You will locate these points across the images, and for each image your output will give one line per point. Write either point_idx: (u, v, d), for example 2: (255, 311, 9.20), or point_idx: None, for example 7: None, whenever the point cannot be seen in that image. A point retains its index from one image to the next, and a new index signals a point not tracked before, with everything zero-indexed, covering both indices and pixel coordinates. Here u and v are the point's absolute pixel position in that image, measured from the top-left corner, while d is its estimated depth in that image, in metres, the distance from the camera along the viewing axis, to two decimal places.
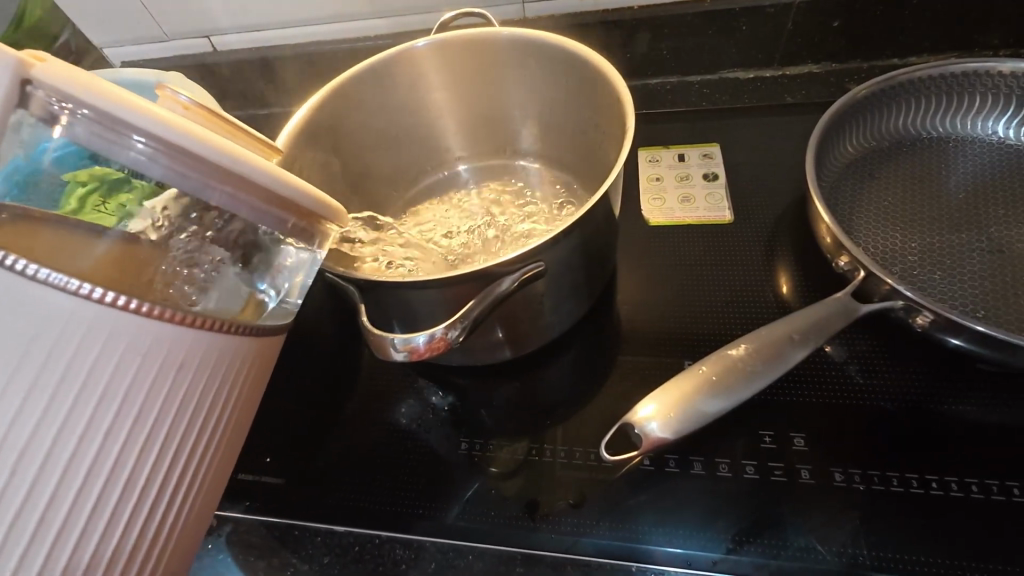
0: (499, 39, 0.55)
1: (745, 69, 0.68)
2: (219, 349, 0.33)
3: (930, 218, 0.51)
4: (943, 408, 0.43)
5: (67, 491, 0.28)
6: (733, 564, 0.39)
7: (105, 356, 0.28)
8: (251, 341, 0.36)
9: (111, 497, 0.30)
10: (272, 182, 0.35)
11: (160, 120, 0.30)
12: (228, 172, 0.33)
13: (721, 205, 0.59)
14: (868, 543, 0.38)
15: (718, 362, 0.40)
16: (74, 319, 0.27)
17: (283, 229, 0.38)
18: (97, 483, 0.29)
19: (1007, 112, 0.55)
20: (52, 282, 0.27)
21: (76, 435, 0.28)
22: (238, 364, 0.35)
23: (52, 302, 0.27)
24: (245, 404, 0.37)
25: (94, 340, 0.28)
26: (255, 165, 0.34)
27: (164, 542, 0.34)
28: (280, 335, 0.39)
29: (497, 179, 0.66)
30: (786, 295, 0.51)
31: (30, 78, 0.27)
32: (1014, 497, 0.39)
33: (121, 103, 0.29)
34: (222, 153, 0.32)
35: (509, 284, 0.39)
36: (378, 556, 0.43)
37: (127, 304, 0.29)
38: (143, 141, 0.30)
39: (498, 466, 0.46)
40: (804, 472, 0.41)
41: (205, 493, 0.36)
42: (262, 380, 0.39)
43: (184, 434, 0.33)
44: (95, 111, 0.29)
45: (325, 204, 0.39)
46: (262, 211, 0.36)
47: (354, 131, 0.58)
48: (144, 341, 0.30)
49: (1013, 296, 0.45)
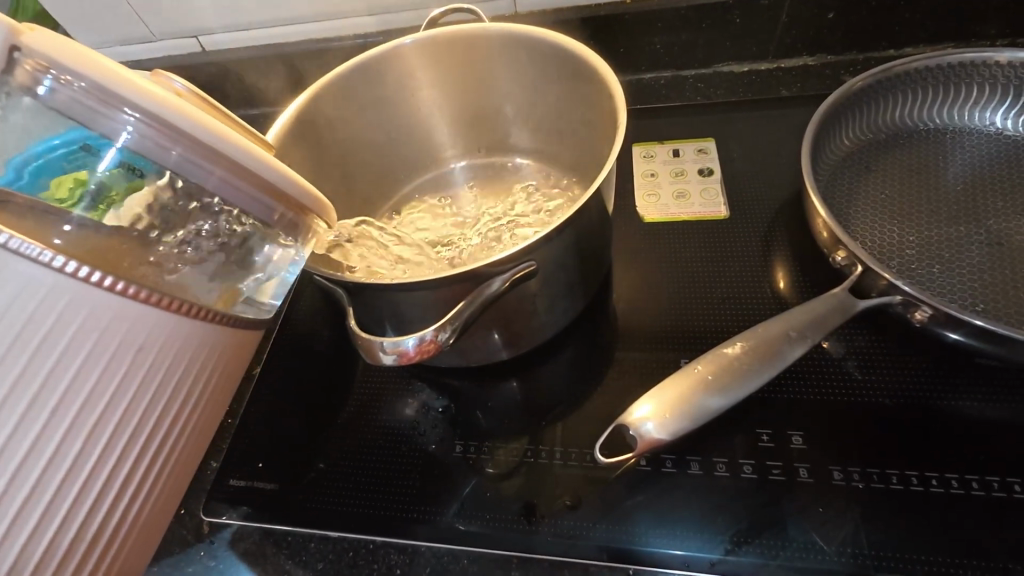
0: (489, 35, 0.54)
1: (740, 62, 0.67)
2: (188, 330, 0.35)
3: (928, 211, 0.50)
4: (943, 404, 0.43)
5: (57, 447, 0.31)
6: (731, 565, 0.38)
7: (77, 322, 0.31)
8: (230, 330, 0.38)
9: (95, 455, 0.33)
10: (252, 164, 0.34)
11: (141, 89, 0.31)
12: (208, 149, 0.33)
13: (716, 200, 0.58)
14: (868, 541, 0.38)
15: (714, 362, 0.39)
16: (49, 287, 0.30)
17: (270, 219, 0.37)
18: (83, 442, 0.32)
19: (1005, 102, 0.54)
20: (37, 258, 0.29)
21: (64, 397, 0.31)
22: (216, 348, 0.38)
23: (30, 271, 0.29)
24: (220, 387, 0.40)
25: (66, 308, 0.30)
26: (235, 144, 0.33)
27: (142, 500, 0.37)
28: (259, 331, 0.41)
29: (491, 176, 0.65)
30: (783, 290, 0.51)
31: (19, 45, 0.30)
32: (1015, 493, 0.38)
33: (105, 71, 0.30)
34: (200, 125, 0.32)
35: (499, 284, 0.39)
36: (372, 562, 0.42)
37: (108, 284, 0.31)
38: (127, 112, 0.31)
39: (493, 468, 0.45)
40: (802, 470, 0.41)
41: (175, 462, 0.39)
42: (241, 366, 0.41)
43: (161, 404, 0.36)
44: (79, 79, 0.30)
45: (310, 195, 0.37)
46: (245, 198, 0.35)
47: (343, 130, 0.57)
48: (114, 314, 0.32)
49: (1013, 289, 0.45)
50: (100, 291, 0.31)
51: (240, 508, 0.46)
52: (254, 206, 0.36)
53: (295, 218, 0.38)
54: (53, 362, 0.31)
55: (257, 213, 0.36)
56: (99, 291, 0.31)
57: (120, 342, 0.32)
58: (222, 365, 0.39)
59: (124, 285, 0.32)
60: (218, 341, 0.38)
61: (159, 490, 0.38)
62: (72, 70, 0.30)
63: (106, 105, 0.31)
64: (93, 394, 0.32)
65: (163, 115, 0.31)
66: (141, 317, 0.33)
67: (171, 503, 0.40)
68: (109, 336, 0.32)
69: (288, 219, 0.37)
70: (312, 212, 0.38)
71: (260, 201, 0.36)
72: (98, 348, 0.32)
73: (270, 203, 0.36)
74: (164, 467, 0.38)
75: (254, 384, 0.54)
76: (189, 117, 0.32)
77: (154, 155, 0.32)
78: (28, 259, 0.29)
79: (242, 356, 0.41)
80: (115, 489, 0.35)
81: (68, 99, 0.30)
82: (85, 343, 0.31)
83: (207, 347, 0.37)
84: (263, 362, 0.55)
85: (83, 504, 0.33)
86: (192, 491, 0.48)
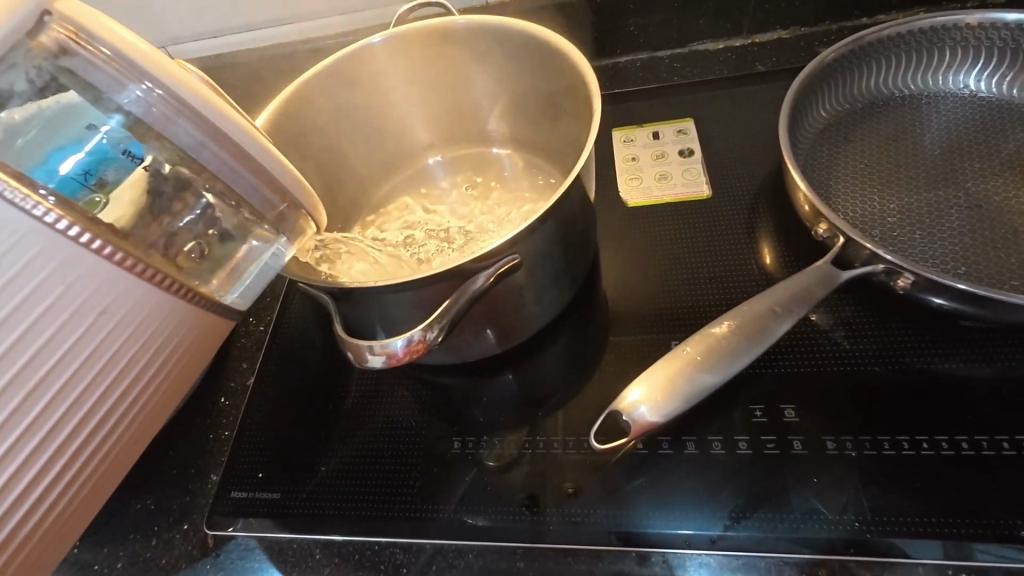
0: (457, 27, 0.53)
1: (714, 40, 0.67)
2: (158, 300, 0.34)
3: (907, 178, 0.50)
4: (931, 368, 0.43)
5: (26, 402, 0.30)
6: (731, 540, 0.38)
7: (47, 274, 0.29)
8: (204, 315, 0.37)
9: (60, 413, 0.32)
10: (255, 151, 0.36)
11: (165, 67, 0.33)
12: (214, 129, 0.34)
13: (698, 180, 0.58)
14: (865, 506, 0.38)
15: (702, 342, 0.40)
16: (23, 234, 0.28)
17: (266, 211, 0.38)
18: (50, 399, 0.31)
19: (979, 64, 0.54)
20: (16, 204, 0.28)
21: (31, 352, 0.30)
22: (188, 328, 0.36)
23: (2, 211, 0.28)
24: (188, 366, 0.38)
25: (37, 256, 0.29)
26: (242, 131, 0.35)
27: (92, 464, 0.36)
28: (229, 321, 0.39)
29: (469, 169, 0.65)
30: (770, 265, 0.51)
31: (51, 11, 0.30)
32: (1004, 451, 0.39)
33: (133, 45, 0.32)
34: (213, 109, 0.34)
35: (484, 279, 0.39)
36: (378, 562, 0.43)
37: (92, 245, 0.30)
38: (148, 87, 0.33)
39: (494, 461, 0.45)
40: (796, 442, 0.41)
41: (133, 436, 0.37)
42: (211, 350, 0.40)
43: (131, 376, 0.35)
44: (107, 49, 0.32)
45: (304, 193, 0.39)
46: (245, 183, 0.37)
47: (319, 133, 0.57)
48: (86, 273, 0.31)
49: (993, 250, 0.45)
50: (76, 248, 0.30)
51: (243, 520, 0.46)
52: (252, 195, 0.37)
53: (289, 215, 0.39)
54: (12, 305, 0.29)
55: (253, 201, 0.37)
56: (76, 248, 0.30)
57: (84, 299, 0.31)
58: (190, 345, 0.37)
59: (111, 249, 0.31)
60: (189, 318, 0.36)
61: (106, 456, 0.36)
62: (102, 39, 0.32)
63: (125, 76, 0.32)
64: (51, 348, 0.31)
65: (179, 92, 0.33)
66: (119, 283, 0.32)
67: (111, 479, 0.38)
68: (74, 290, 0.31)
69: (279, 213, 0.39)
70: (306, 212, 0.40)
71: (258, 190, 0.37)
72: (63, 303, 0.30)
73: (267, 193, 0.38)
74: (118, 437, 0.36)
75: (248, 395, 0.54)
76: (207, 101, 0.34)
77: (160, 128, 0.34)
78: (8, 204, 0.28)
79: (213, 339, 0.39)
80: (51, 448, 0.33)
81: (87, 65, 0.32)
82: (48, 292, 0.30)
83: (178, 323, 0.35)
84: (256, 373, 0.55)
85: (13, 460, 0.31)
86: (195, 506, 0.48)
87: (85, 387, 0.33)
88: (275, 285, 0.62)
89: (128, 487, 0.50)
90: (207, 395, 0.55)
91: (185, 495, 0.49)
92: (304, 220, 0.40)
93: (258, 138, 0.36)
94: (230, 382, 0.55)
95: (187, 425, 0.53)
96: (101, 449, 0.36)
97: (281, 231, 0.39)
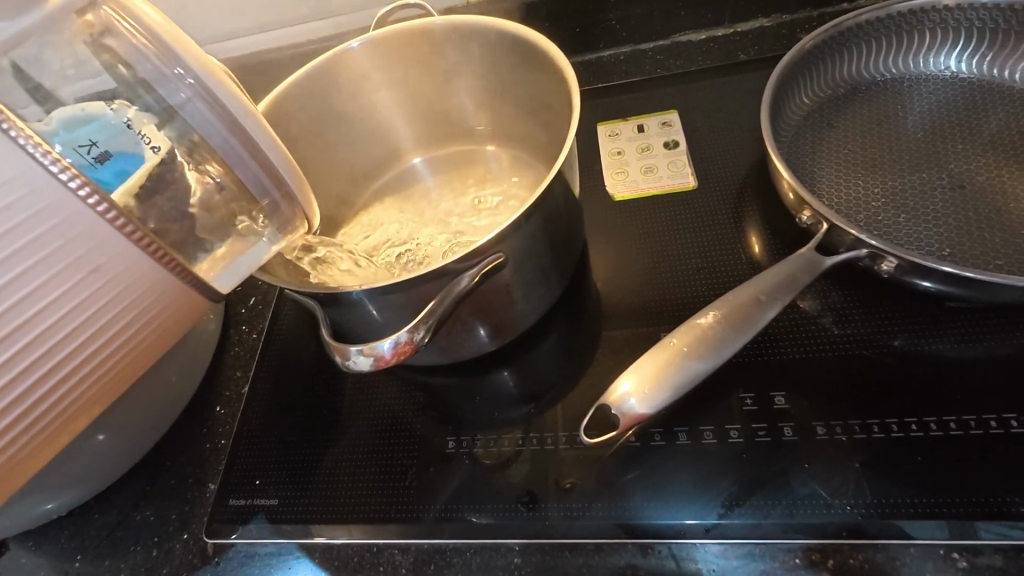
0: (435, 27, 0.54)
1: (696, 31, 0.67)
2: (162, 274, 0.34)
3: (890, 162, 0.51)
4: (918, 349, 0.44)
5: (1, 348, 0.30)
6: (726, 528, 0.39)
7: (50, 229, 0.30)
8: (193, 296, 0.37)
9: (26, 363, 0.32)
10: (265, 144, 0.38)
11: (198, 54, 0.35)
12: (229, 116, 0.36)
13: (684, 171, 0.58)
14: (859, 490, 0.38)
15: (689, 333, 0.40)
16: (35, 188, 0.29)
17: (262, 199, 0.39)
18: (21, 348, 0.31)
19: (959, 46, 0.54)
20: (37, 156, 0.29)
21: (15, 298, 0.30)
22: (175, 303, 0.36)
23: (22, 164, 0.28)
24: (165, 333, 0.38)
25: (42, 210, 0.29)
26: (256, 122, 0.37)
27: (53, 416, 0.35)
28: (203, 310, 0.39)
29: (454, 168, 0.64)
30: (758, 254, 0.51)
31: None
32: (992, 429, 0.39)
33: (166, 29, 0.34)
34: (232, 96, 0.36)
35: (468, 280, 0.39)
36: (377, 564, 0.43)
37: (104, 212, 0.31)
38: (179, 70, 0.35)
39: (489, 458, 0.46)
40: (786, 430, 0.42)
41: (100, 393, 0.37)
42: (190, 324, 0.39)
43: (109, 336, 0.34)
44: (143, 30, 0.34)
45: (304, 192, 0.40)
46: (251, 173, 0.38)
47: (303, 139, 0.57)
48: (88, 234, 0.31)
49: (977, 230, 0.45)
50: (86, 211, 0.30)
51: (243, 526, 0.46)
52: (253, 181, 0.38)
53: (285, 208, 0.40)
54: (8, 249, 0.29)
55: (252, 187, 0.39)
56: (86, 212, 0.30)
57: (78, 256, 0.31)
58: (172, 318, 0.37)
59: (115, 215, 0.31)
60: (179, 294, 0.36)
61: (74, 410, 0.36)
62: (138, 19, 0.34)
63: (157, 56, 0.34)
64: (37, 298, 0.30)
65: (203, 78, 0.35)
66: (126, 250, 0.32)
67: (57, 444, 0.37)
68: (71, 248, 0.31)
69: (274, 204, 0.40)
70: (302, 210, 0.41)
71: (260, 181, 0.38)
72: (59, 258, 0.30)
73: (268, 185, 0.39)
74: (79, 395, 0.35)
75: (243, 404, 0.54)
76: (229, 89, 0.36)
77: (178, 107, 0.36)
78: (29, 157, 0.28)
79: (196, 316, 0.39)
80: (9, 397, 0.32)
81: (122, 42, 0.34)
82: (46, 244, 0.30)
83: (168, 294, 0.35)
84: (251, 381, 0.55)
85: None
86: (195, 515, 0.48)
87: (52, 342, 0.32)
88: (266, 293, 0.62)
89: (128, 499, 0.50)
90: (204, 404, 0.55)
91: (185, 504, 0.49)
92: (298, 215, 0.41)
93: (271, 133, 0.38)
94: (225, 391, 0.56)
95: (185, 435, 0.53)
96: (64, 403, 0.35)
97: (272, 224, 0.40)
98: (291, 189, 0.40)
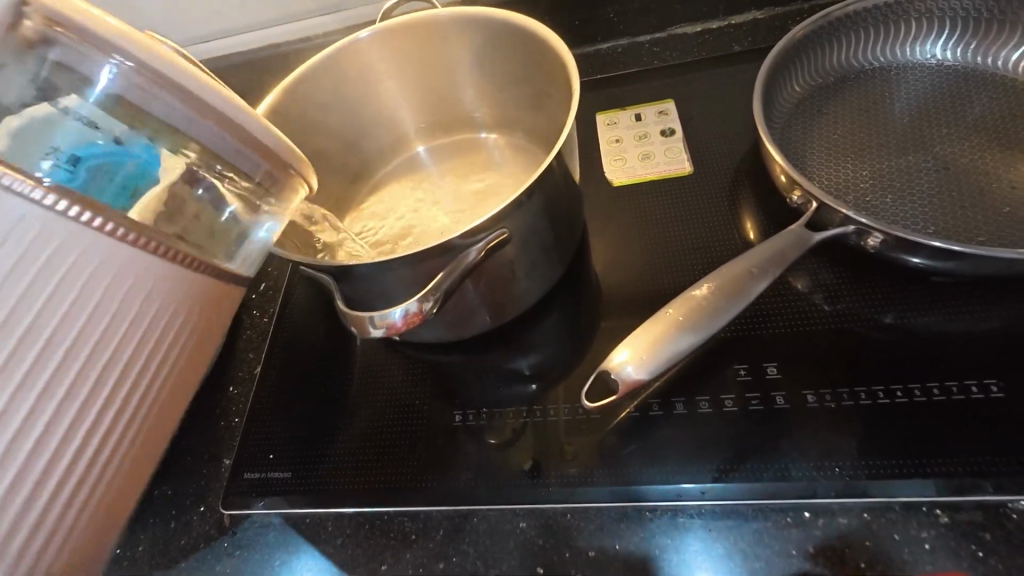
0: (440, 18, 0.56)
1: (691, 23, 0.69)
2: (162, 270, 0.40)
3: (878, 146, 0.53)
4: (904, 322, 0.45)
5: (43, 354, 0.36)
6: (720, 491, 0.41)
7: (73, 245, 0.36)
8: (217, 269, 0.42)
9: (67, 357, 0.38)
10: (238, 116, 0.39)
11: (137, 40, 0.35)
12: (194, 97, 0.37)
13: (680, 156, 0.60)
14: (848, 453, 0.40)
15: (684, 304, 0.42)
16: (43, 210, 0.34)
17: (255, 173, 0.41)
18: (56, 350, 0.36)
19: (943, 34, 0.56)
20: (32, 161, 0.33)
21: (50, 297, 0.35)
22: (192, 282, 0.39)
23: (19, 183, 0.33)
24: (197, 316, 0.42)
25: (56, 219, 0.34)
26: (218, 95, 0.38)
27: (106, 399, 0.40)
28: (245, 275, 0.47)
29: (457, 156, 0.66)
30: (752, 237, 0.53)
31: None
32: (972, 394, 0.41)
33: (102, 24, 0.34)
34: (185, 74, 0.36)
35: (475, 254, 0.41)
36: (388, 530, 0.45)
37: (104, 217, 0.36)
38: (125, 60, 0.35)
39: (495, 430, 0.47)
40: (778, 398, 0.43)
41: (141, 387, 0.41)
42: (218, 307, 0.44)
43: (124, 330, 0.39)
44: (74, 28, 0.34)
45: (294, 158, 0.43)
46: (233, 150, 0.40)
47: (311, 128, 0.59)
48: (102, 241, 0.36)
49: (961, 209, 0.47)
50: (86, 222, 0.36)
51: (258, 499, 0.48)
52: (237, 157, 0.40)
53: (279, 176, 0.43)
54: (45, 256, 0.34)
55: (239, 162, 0.40)
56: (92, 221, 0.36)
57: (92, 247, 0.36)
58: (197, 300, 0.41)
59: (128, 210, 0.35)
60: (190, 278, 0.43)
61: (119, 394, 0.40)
62: (72, 19, 0.33)
63: (98, 49, 0.34)
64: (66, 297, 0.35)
65: (156, 66, 0.35)
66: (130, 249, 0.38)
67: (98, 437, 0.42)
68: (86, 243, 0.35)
69: (268, 174, 0.42)
70: (298, 173, 0.43)
71: (246, 155, 0.40)
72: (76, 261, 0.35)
73: (256, 160, 0.41)
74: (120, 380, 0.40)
75: (255, 384, 0.56)
76: (183, 70, 0.36)
77: (143, 103, 0.36)
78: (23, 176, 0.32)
79: None
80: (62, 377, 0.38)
81: (64, 49, 0.34)
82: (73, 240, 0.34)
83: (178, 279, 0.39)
84: (262, 363, 0.57)
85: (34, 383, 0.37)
86: (211, 489, 0.50)
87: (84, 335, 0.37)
88: (277, 279, 0.64)
89: None
90: (218, 385, 0.57)
91: (201, 479, 0.51)
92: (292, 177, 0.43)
93: (239, 103, 0.39)
94: (238, 372, 0.57)
95: (200, 414, 0.55)
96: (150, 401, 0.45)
97: (274, 192, 0.43)
98: (276, 153, 0.42)
